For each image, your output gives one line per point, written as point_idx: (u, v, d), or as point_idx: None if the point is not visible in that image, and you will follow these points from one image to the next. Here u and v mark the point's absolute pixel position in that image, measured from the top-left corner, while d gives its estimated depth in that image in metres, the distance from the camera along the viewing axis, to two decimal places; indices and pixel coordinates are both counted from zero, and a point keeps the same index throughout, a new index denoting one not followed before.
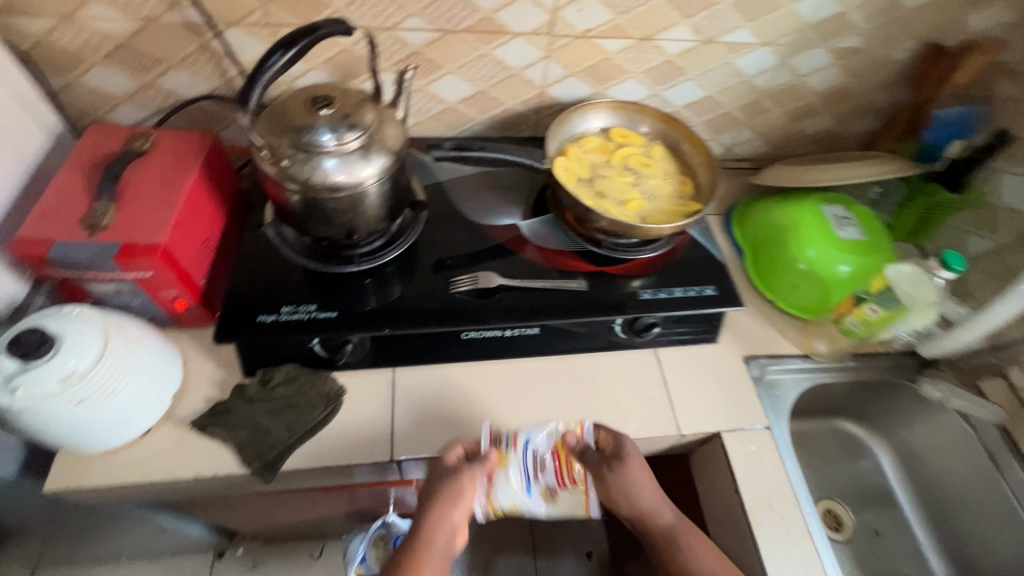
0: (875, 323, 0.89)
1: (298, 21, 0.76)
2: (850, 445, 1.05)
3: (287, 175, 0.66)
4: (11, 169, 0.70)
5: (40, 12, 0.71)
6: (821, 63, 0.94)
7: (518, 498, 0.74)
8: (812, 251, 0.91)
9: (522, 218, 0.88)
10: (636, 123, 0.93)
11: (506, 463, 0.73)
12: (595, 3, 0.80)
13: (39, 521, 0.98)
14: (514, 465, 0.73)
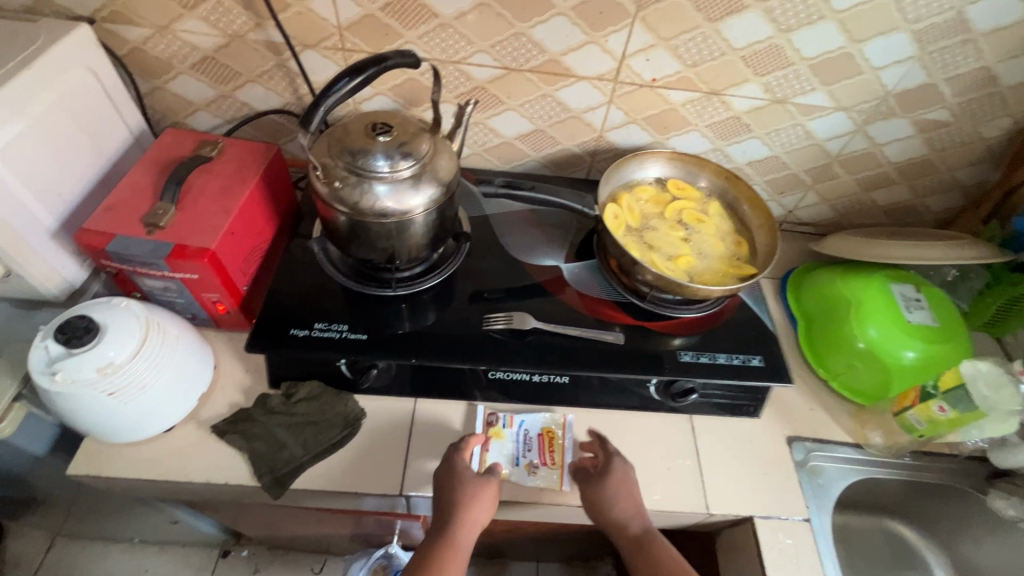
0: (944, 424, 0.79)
1: (370, 47, 0.78)
2: (901, 552, 0.95)
3: (339, 197, 0.67)
4: (91, 162, 0.74)
5: (139, 22, 0.76)
6: (901, 133, 0.89)
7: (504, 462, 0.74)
8: (876, 331, 0.84)
9: (565, 260, 0.86)
10: (695, 177, 0.90)
11: (498, 434, 0.75)
12: (664, 54, 0.79)
13: (63, 495, 1.01)
14: (505, 435, 0.75)
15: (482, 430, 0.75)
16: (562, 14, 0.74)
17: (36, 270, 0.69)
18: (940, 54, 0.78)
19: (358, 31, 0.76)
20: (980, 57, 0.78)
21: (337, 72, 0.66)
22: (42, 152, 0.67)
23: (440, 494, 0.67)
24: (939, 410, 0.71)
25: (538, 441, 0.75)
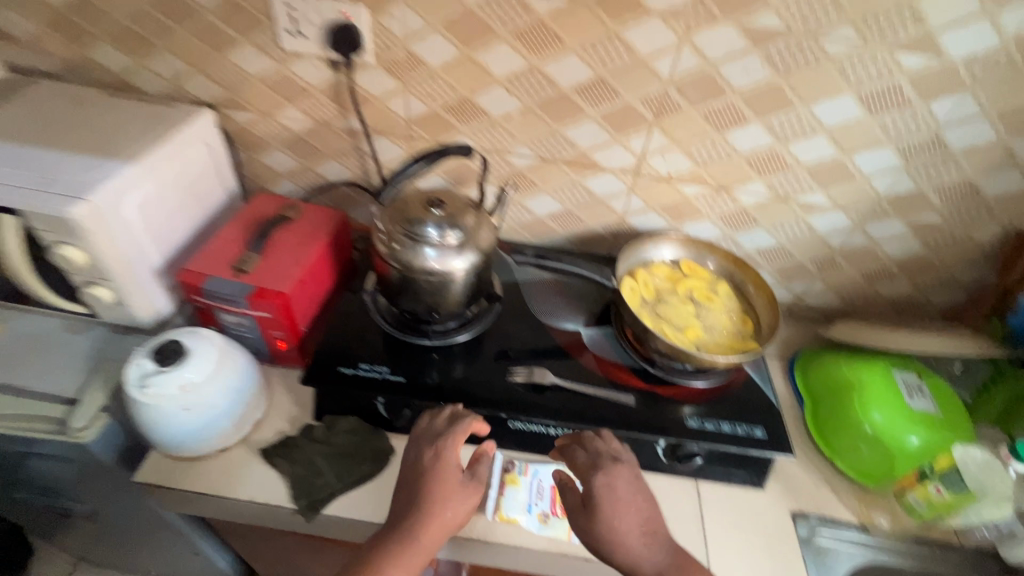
0: (940, 507, 0.83)
1: (431, 136, 0.94)
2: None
3: (395, 256, 0.80)
4: (193, 215, 0.89)
5: (249, 109, 0.95)
6: (897, 232, 0.98)
7: (518, 512, 0.78)
8: (880, 415, 0.88)
9: (585, 326, 0.95)
10: (706, 260, 1.00)
11: (514, 483, 0.81)
12: (678, 154, 0.92)
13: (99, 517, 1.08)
14: (521, 484, 0.81)
15: (499, 476, 0.81)
16: (591, 119, 0.89)
17: (138, 301, 0.82)
18: (925, 166, 0.88)
19: (422, 124, 0.93)
20: (962, 171, 0.88)
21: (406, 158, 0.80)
22: (161, 206, 0.82)
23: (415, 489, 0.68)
24: (935, 491, 0.83)
25: (549, 492, 0.81)
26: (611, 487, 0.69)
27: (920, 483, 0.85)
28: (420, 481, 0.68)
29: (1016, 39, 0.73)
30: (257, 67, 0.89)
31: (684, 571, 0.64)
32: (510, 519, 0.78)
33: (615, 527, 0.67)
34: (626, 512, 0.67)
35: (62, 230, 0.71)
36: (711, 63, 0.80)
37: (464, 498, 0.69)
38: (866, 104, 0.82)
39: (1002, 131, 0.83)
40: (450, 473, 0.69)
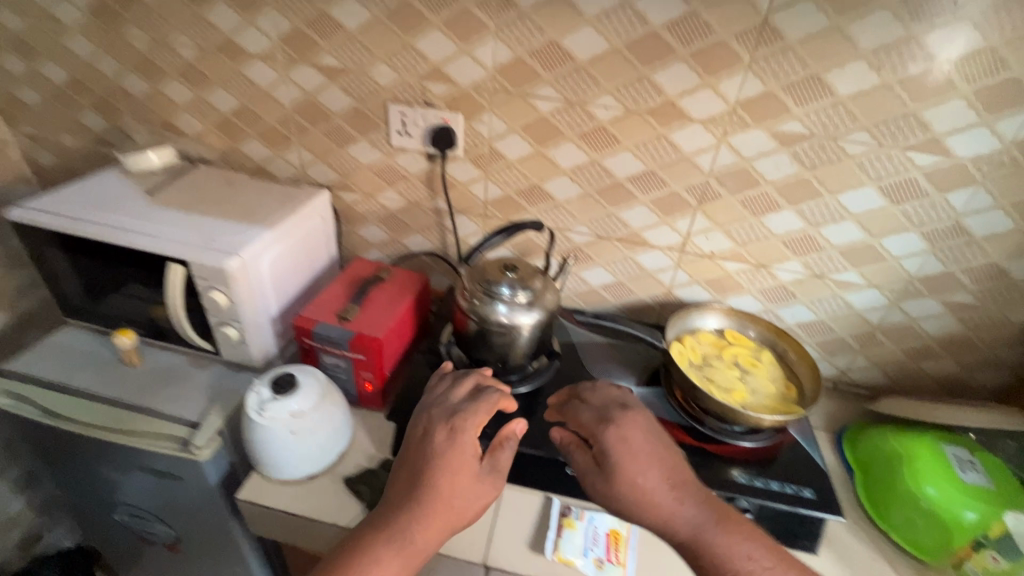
0: None
1: (503, 216, 1.11)
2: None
3: (473, 311, 0.93)
4: (305, 274, 1.07)
5: (356, 191, 1.15)
6: (933, 311, 1.05)
7: (575, 554, 0.83)
8: (932, 489, 0.88)
9: (635, 384, 1.03)
10: (749, 330, 1.08)
11: (571, 526, 0.86)
12: (719, 235, 1.05)
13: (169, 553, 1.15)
14: (578, 528, 0.86)
15: (557, 519, 0.87)
16: (642, 203, 1.04)
17: (255, 343, 0.97)
18: (951, 250, 0.97)
19: (498, 205, 1.10)
20: (987, 254, 0.96)
21: (490, 231, 0.95)
22: (285, 264, 1.00)
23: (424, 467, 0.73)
24: (992, 559, 0.83)
25: (604, 538, 0.85)
26: (629, 439, 0.73)
27: (976, 551, 0.84)
28: (431, 458, 0.73)
29: (1018, 143, 0.85)
30: (368, 158, 1.10)
31: (723, 522, 0.67)
32: (568, 561, 0.82)
33: (637, 479, 0.70)
34: (644, 466, 0.71)
35: (214, 278, 0.89)
36: (746, 159, 0.95)
37: (467, 493, 0.72)
38: (887, 195, 0.94)
39: (1020, 220, 0.92)
40: (457, 464, 0.73)
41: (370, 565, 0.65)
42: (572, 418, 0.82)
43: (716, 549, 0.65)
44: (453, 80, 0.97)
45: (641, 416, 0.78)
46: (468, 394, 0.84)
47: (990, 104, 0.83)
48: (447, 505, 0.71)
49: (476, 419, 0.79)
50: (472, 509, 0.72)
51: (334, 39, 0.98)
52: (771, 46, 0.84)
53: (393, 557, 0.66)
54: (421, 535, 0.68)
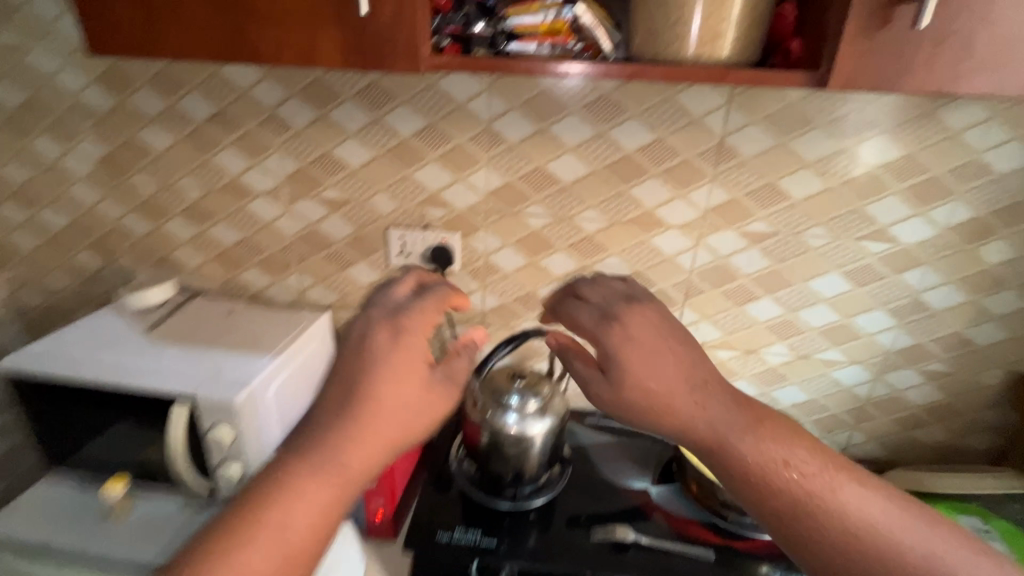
0: None
1: (502, 323, 1.15)
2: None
3: (486, 424, 0.93)
4: (307, 400, 1.05)
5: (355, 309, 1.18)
6: (914, 381, 1.11)
7: None
8: None
9: (652, 483, 1.03)
10: None
11: None
12: (707, 325, 1.11)
13: None
14: None
15: None
16: None
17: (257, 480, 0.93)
18: (917, 324, 1.06)
19: (496, 315, 1.14)
20: (949, 325, 1.05)
21: (501, 342, 0.96)
22: (289, 393, 0.99)
23: (358, 371, 0.61)
24: None
25: None
26: (633, 335, 0.64)
27: None
28: (364, 364, 0.61)
29: (952, 228, 0.97)
30: (368, 279, 1.14)
31: (759, 429, 0.60)
32: None
33: (649, 383, 0.62)
34: (660, 371, 0.62)
35: (221, 414, 0.87)
36: (723, 257, 1.04)
37: (402, 394, 0.61)
38: (851, 279, 1.03)
39: (969, 293, 1.02)
40: (400, 368, 0.61)
41: (298, 495, 0.56)
42: (566, 316, 0.71)
43: (731, 449, 0.59)
44: (449, 204, 1.05)
45: (646, 312, 0.66)
46: (416, 287, 0.70)
47: (921, 198, 0.96)
48: (384, 419, 0.59)
49: (427, 315, 0.66)
50: (411, 425, 0.61)
51: (338, 176, 1.06)
52: (730, 162, 0.96)
53: (305, 498, 0.56)
54: (356, 454, 0.58)
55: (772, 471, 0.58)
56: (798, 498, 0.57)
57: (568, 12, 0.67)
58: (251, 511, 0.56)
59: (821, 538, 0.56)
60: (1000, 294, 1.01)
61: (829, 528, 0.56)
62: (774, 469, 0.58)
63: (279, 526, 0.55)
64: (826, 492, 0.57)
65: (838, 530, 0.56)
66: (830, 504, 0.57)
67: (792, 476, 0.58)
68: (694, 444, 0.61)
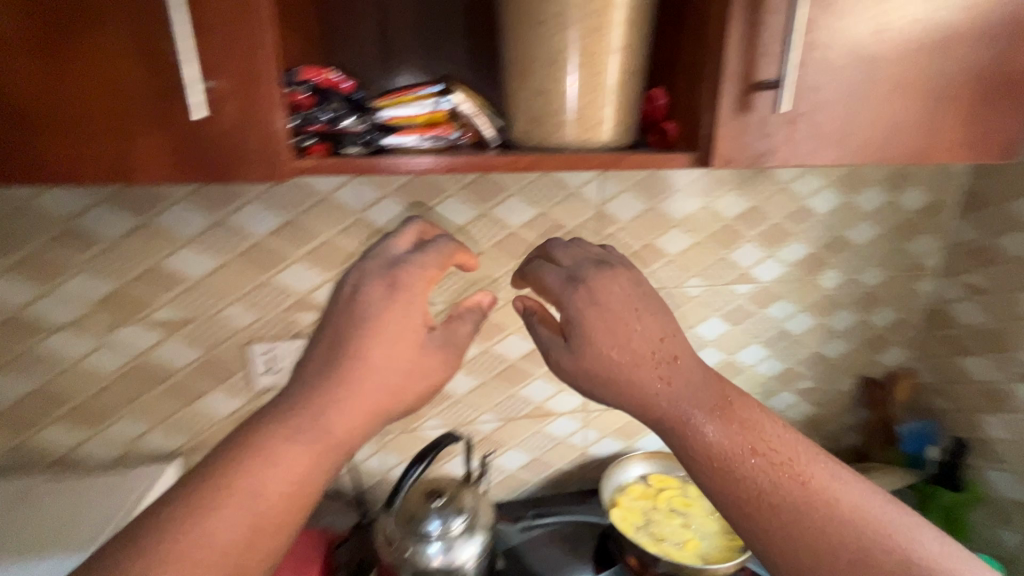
0: None
1: (401, 427, 1.01)
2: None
3: (407, 563, 0.78)
4: None
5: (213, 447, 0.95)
6: (791, 401, 1.22)
7: None
8: None
9: (596, 572, 0.95)
10: (671, 470, 1.11)
11: None
12: None
13: None
14: None
15: None
16: (539, 377, 1.05)
17: None
18: (784, 350, 1.18)
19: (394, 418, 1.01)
20: (807, 346, 1.18)
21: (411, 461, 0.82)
22: None
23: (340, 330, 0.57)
24: None
25: None
26: (601, 307, 0.56)
27: None
28: (349, 321, 0.57)
29: (795, 264, 1.11)
30: (228, 408, 0.93)
31: (723, 412, 0.55)
32: None
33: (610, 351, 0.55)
34: (629, 332, 0.56)
35: None
36: None
37: (393, 367, 0.57)
38: (728, 319, 1.11)
39: (817, 316, 1.17)
40: (395, 340, 0.57)
41: (270, 463, 0.52)
42: (533, 278, 0.63)
43: (693, 429, 0.54)
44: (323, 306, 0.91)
45: (615, 283, 0.58)
46: (417, 238, 0.65)
47: (769, 242, 1.08)
48: (373, 382, 0.55)
49: (428, 273, 0.60)
50: (407, 386, 0.57)
51: (173, 292, 0.86)
52: (611, 227, 0.99)
53: (279, 465, 0.52)
54: (341, 422, 0.54)
55: (738, 456, 0.53)
56: (761, 491, 0.52)
57: (445, 103, 0.62)
58: (221, 477, 0.52)
59: (777, 535, 0.51)
60: (839, 313, 1.17)
61: (789, 524, 0.51)
62: (731, 456, 0.53)
63: (250, 492, 0.51)
64: (788, 483, 0.53)
65: (801, 528, 0.51)
66: (789, 502, 0.52)
67: (749, 459, 0.53)
68: (656, 423, 0.56)
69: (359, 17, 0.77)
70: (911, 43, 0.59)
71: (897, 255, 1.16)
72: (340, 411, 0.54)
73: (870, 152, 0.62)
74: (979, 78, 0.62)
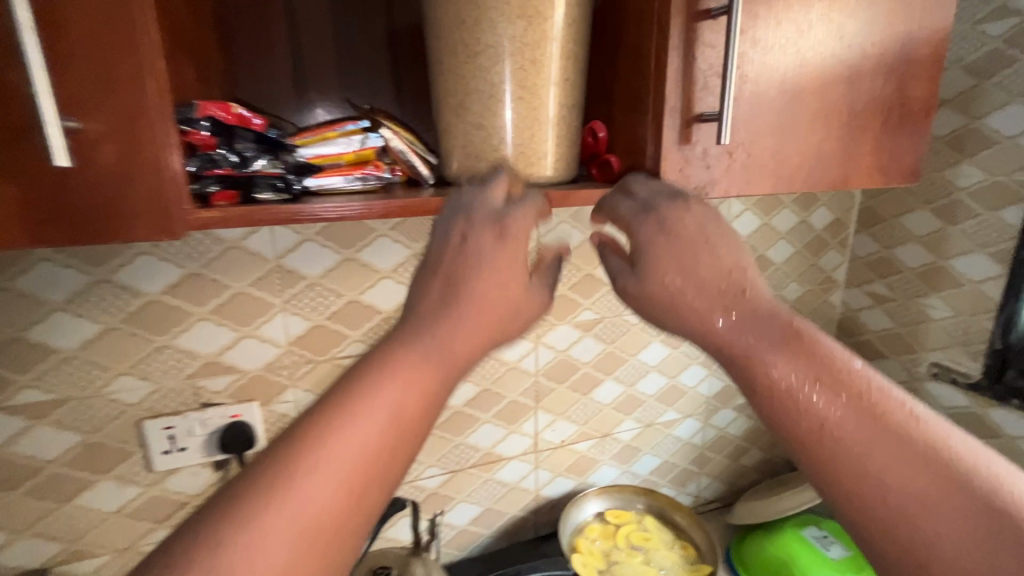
0: None
1: None
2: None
3: None
4: None
5: (98, 551, 0.78)
6: (731, 417, 1.25)
7: None
8: None
9: None
10: (627, 504, 1.08)
11: None
12: (563, 422, 1.06)
13: None
14: None
15: None
16: (486, 421, 0.99)
17: None
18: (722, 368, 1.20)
19: None
20: None
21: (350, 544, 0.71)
22: None
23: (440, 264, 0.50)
24: None
25: None
26: (672, 236, 0.54)
27: None
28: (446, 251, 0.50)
29: None
30: (119, 501, 0.77)
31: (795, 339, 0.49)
32: None
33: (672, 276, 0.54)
34: (702, 259, 0.54)
35: None
36: (562, 352, 1.02)
37: (499, 302, 0.50)
38: (668, 343, 1.12)
39: None
40: (497, 277, 0.50)
41: (379, 382, 0.44)
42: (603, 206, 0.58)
43: (755, 362, 0.49)
44: (236, 368, 0.79)
45: (691, 216, 0.55)
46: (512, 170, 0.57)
47: None
48: (482, 313, 0.49)
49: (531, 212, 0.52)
50: (510, 315, 0.51)
51: (40, 368, 0.70)
52: None
53: (379, 399, 0.44)
54: (464, 341, 0.48)
55: (802, 389, 0.47)
56: (821, 425, 0.46)
57: (376, 139, 0.56)
58: (329, 406, 0.43)
59: (848, 476, 0.45)
60: None
61: (864, 473, 0.45)
62: (802, 397, 0.47)
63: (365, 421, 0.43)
64: (867, 426, 0.46)
65: (876, 480, 0.44)
66: (870, 452, 0.45)
67: (818, 398, 0.47)
68: (720, 355, 0.53)
69: (268, 47, 0.69)
70: (829, 76, 0.62)
71: (811, 270, 1.24)
72: (443, 337, 0.47)
73: (801, 180, 0.64)
74: (886, 109, 0.66)
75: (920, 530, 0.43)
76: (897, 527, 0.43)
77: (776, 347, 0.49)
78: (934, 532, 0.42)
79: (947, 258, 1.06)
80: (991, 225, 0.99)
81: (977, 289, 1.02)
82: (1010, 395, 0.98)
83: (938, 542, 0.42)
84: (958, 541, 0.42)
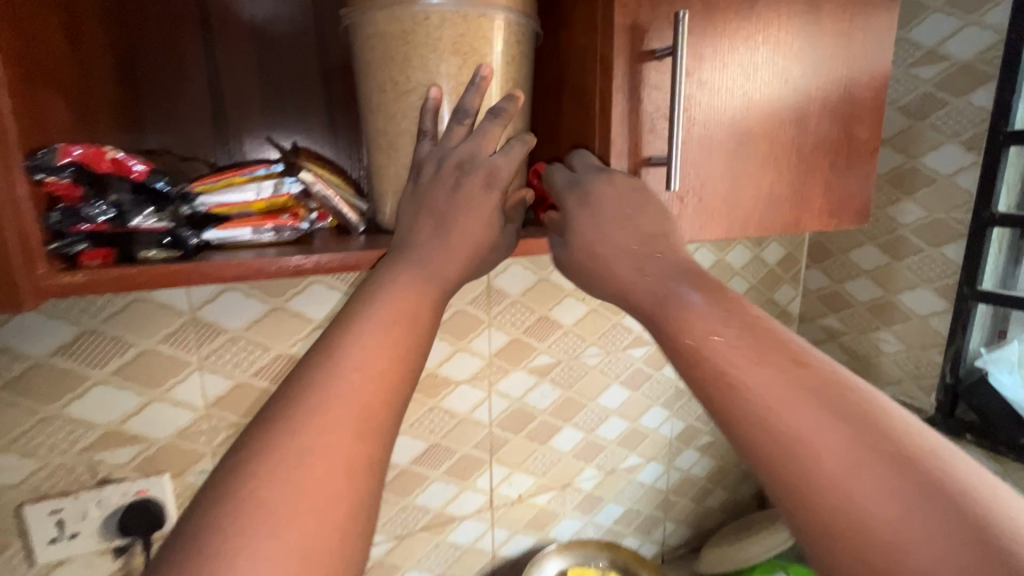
0: None
1: None
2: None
3: None
4: None
5: None
6: (695, 458, 1.21)
7: None
8: None
9: None
10: (590, 560, 1.01)
11: None
12: (520, 475, 0.99)
13: None
14: None
15: None
16: (436, 479, 0.92)
17: None
18: (684, 409, 1.16)
19: None
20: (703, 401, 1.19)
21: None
22: None
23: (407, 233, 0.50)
24: None
25: None
26: (592, 205, 0.51)
27: None
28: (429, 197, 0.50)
29: None
30: None
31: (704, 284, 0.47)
32: None
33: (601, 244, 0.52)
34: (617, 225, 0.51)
35: None
36: (517, 400, 0.96)
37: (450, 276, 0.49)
38: (628, 385, 1.08)
39: None
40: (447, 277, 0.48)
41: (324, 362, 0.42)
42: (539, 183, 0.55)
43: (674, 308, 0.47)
44: (143, 437, 0.69)
45: (611, 188, 0.51)
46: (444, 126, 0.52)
47: None
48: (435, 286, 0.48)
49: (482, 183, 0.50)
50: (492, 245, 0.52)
51: None
52: (502, 303, 0.91)
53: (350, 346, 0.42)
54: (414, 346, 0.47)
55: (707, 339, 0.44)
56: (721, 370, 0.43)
57: (292, 184, 0.50)
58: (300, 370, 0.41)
59: (748, 417, 0.41)
60: None
61: (786, 436, 0.39)
62: (730, 352, 0.43)
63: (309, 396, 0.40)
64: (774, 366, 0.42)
65: (806, 433, 0.39)
66: (795, 407, 0.40)
67: (720, 338, 0.44)
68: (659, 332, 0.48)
69: (182, 81, 0.63)
70: (777, 118, 0.60)
71: (767, 305, 1.23)
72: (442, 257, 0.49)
73: (754, 222, 0.62)
74: (834, 151, 0.65)
75: (818, 464, 0.38)
76: (833, 491, 0.37)
77: (701, 297, 0.46)
78: (830, 464, 0.37)
79: (895, 292, 1.07)
80: (934, 261, 1.01)
81: (924, 323, 1.03)
82: (962, 429, 0.98)
83: (879, 509, 0.35)
84: (861, 477, 0.36)
